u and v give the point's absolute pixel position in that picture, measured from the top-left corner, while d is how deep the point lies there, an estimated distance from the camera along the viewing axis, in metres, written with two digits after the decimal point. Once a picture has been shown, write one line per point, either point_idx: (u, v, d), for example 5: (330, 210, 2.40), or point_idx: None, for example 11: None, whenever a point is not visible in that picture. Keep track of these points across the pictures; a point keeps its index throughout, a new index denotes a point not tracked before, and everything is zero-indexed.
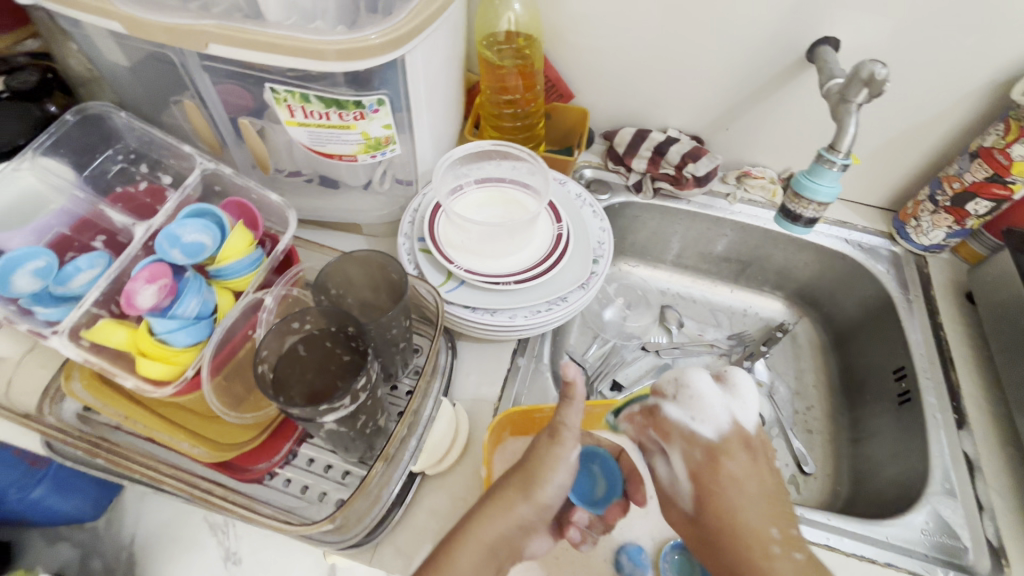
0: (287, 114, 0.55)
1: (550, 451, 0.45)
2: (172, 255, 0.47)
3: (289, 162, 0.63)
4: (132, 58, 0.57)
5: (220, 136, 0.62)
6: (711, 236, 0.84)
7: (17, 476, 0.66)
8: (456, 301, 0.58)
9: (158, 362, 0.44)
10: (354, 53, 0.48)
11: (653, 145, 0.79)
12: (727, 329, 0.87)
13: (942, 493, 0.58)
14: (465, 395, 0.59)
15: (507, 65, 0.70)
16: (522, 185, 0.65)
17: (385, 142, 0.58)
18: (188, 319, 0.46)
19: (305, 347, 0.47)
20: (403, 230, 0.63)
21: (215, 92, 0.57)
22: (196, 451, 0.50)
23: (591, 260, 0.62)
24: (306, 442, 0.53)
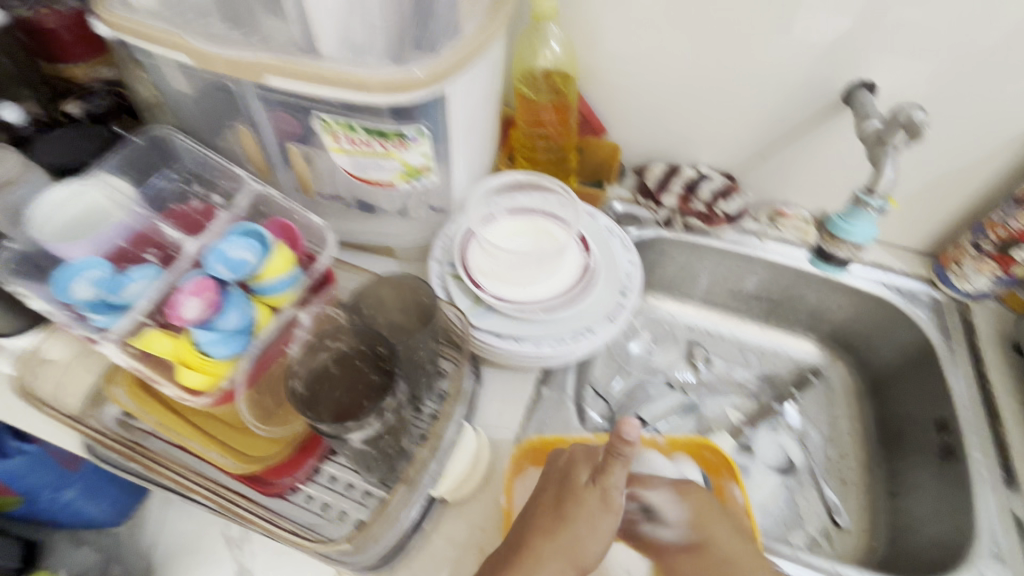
0: (333, 141, 0.58)
1: (600, 516, 0.45)
2: (216, 270, 0.49)
3: (330, 186, 0.66)
4: (195, 87, 0.61)
5: (268, 160, 0.66)
6: (742, 273, 0.83)
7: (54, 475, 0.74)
8: (483, 326, 0.59)
9: (196, 372, 0.46)
10: (400, 87, 0.51)
11: (685, 183, 0.79)
12: (756, 369, 0.84)
13: (990, 558, 0.55)
14: (487, 422, 0.59)
15: (543, 100, 0.72)
16: (553, 215, 0.66)
17: (423, 170, 0.61)
18: (229, 331, 0.47)
19: (336, 367, 0.48)
20: (434, 255, 0.65)
21: (267, 119, 0.60)
22: (224, 463, 0.51)
23: (618, 292, 0.62)
24: (329, 460, 0.54)
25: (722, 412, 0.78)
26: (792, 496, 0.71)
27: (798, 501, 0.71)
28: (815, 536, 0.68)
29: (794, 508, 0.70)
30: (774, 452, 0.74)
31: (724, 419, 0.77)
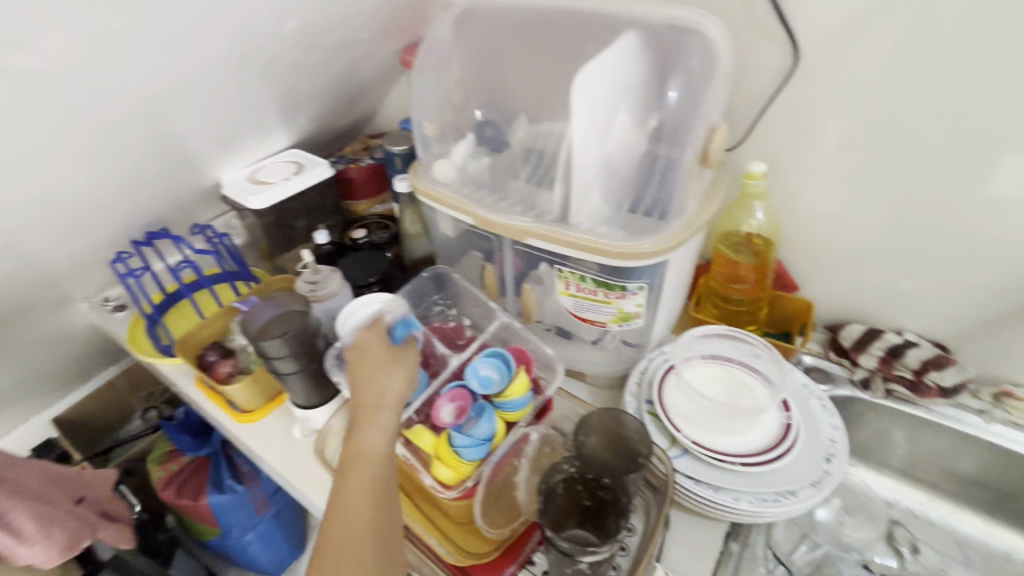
0: (563, 285, 0.71)
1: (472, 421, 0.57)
2: (471, 384, 0.61)
3: (546, 314, 0.78)
4: (459, 232, 0.79)
5: (499, 289, 0.80)
6: (959, 452, 0.75)
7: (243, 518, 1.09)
8: (681, 469, 0.61)
9: (449, 468, 0.56)
10: (629, 254, 0.62)
11: (887, 346, 0.78)
12: (980, 572, 0.73)
13: None
14: (676, 566, 0.60)
15: (744, 260, 0.78)
16: (751, 368, 0.70)
17: (633, 315, 0.70)
18: (479, 439, 0.56)
19: (562, 488, 0.55)
20: (631, 390, 0.70)
21: (510, 261, 0.76)
22: (442, 549, 0.59)
23: (823, 458, 0.61)
24: (525, 570, 0.58)
25: None
26: None
27: None
28: None
29: None
30: None
31: None
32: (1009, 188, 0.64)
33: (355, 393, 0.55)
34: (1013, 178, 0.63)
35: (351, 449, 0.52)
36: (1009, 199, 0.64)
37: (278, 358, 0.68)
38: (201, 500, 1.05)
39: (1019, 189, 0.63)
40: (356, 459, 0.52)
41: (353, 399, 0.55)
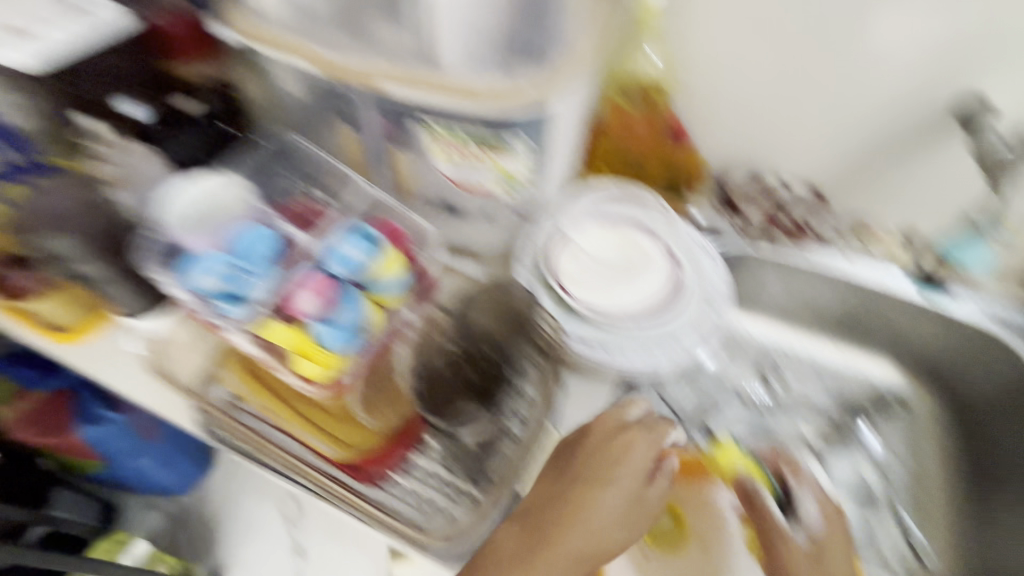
0: (438, 148, 0.60)
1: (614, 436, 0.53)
2: (332, 269, 0.52)
3: (424, 190, 0.68)
4: (304, 89, 0.64)
5: (365, 160, 0.68)
6: (822, 292, 0.81)
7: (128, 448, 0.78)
8: (574, 334, 0.61)
9: (310, 361, 0.49)
10: (514, 101, 0.54)
11: (772, 199, 0.81)
12: (830, 390, 0.79)
13: None
14: (569, 428, 0.61)
15: (636, 112, 0.73)
16: (642, 227, 0.66)
17: (520, 179, 0.62)
18: (344, 327, 0.50)
19: (446, 366, 0.52)
20: (518, 259, 0.65)
21: (372, 123, 0.62)
22: (324, 448, 0.54)
23: (706, 307, 0.63)
24: (418, 453, 0.56)
25: (797, 431, 0.75)
26: (871, 529, 0.68)
27: (876, 535, 0.68)
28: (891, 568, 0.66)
29: (871, 539, 0.67)
30: (851, 473, 0.72)
31: (800, 439, 0.74)
32: (887, 34, 0.65)
33: (385, 384, 0.53)
34: (892, 23, 0.64)
35: (374, 397, 0.53)
36: (887, 41, 0.66)
37: (64, 255, 0.58)
38: (71, 436, 0.78)
39: (902, 31, 0.65)
40: (382, 404, 0.54)
41: (376, 377, 0.53)
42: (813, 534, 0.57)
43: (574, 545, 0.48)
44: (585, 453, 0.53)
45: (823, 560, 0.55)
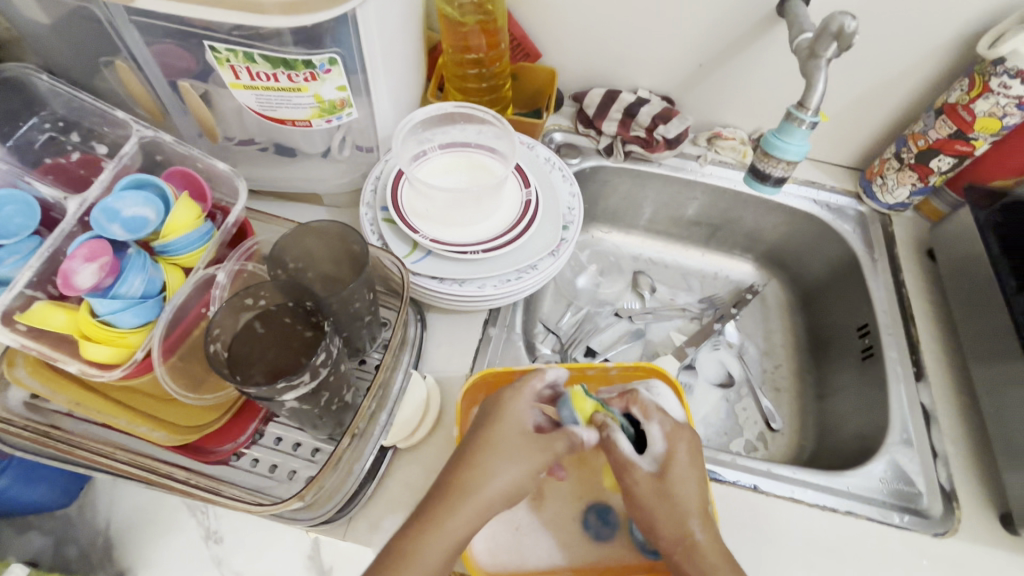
0: (232, 75, 0.51)
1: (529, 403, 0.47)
2: (110, 231, 0.44)
3: (238, 129, 0.59)
4: (53, 15, 0.51)
5: (160, 102, 0.57)
6: (682, 199, 0.84)
7: None
8: (422, 272, 0.56)
9: (102, 345, 0.42)
10: (298, 6, 0.44)
11: (623, 107, 0.77)
12: (698, 293, 0.87)
13: (900, 444, 0.60)
14: (435, 367, 0.59)
15: (470, 21, 0.66)
16: (489, 150, 0.63)
17: (341, 105, 0.55)
18: (133, 298, 0.43)
19: (262, 325, 0.45)
20: (365, 200, 0.61)
21: (150, 52, 0.52)
22: (156, 435, 0.48)
23: (561, 226, 0.61)
24: (273, 421, 0.52)
25: (667, 335, 0.80)
26: (732, 408, 0.75)
27: (737, 412, 0.75)
28: (752, 441, 0.73)
29: (733, 419, 0.74)
30: (716, 368, 0.77)
31: (669, 341, 0.80)
32: None
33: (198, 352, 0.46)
34: None
35: (186, 372, 0.46)
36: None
37: None
38: None
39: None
40: (201, 379, 0.47)
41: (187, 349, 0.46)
42: (656, 455, 0.47)
43: (491, 499, 0.42)
44: (516, 425, 0.45)
45: (670, 489, 0.45)
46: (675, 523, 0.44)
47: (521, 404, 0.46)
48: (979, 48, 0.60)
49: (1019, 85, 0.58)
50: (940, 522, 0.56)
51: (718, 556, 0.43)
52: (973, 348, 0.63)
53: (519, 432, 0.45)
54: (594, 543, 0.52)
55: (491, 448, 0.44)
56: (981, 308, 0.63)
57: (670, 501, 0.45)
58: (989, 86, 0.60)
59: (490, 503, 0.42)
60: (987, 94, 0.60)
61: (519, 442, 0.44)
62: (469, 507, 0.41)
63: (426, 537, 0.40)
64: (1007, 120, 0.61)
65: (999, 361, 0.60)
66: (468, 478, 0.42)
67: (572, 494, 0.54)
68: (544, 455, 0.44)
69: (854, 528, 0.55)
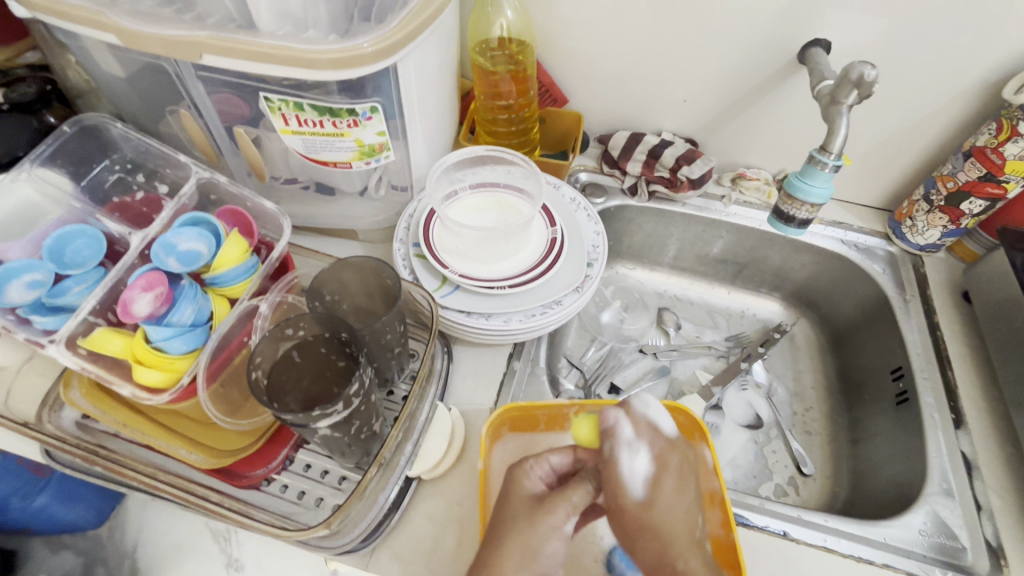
0: (282, 122, 0.56)
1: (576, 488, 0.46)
2: (167, 264, 0.48)
3: (285, 170, 0.64)
4: (129, 70, 0.57)
5: (216, 146, 0.62)
6: (708, 238, 0.84)
7: (19, 484, 0.61)
8: (451, 305, 0.59)
9: (154, 370, 0.45)
10: (346, 61, 0.49)
11: (647, 149, 0.80)
12: (724, 331, 0.87)
13: (939, 494, 0.58)
14: (460, 400, 0.60)
15: (501, 70, 0.70)
16: (517, 190, 0.66)
17: (379, 149, 0.59)
18: (184, 326, 0.46)
19: (299, 354, 0.47)
20: (398, 236, 0.64)
21: (210, 101, 0.57)
22: (194, 458, 0.50)
23: (585, 263, 0.62)
24: (303, 448, 0.54)
25: (692, 373, 0.80)
26: (760, 450, 0.73)
27: (766, 455, 0.73)
28: (782, 486, 0.71)
29: (763, 462, 0.72)
30: (744, 410, 0.76)
31: (694, 380, 0.79)
32: None
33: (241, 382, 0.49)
34: None
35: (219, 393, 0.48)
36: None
37: None
38: None
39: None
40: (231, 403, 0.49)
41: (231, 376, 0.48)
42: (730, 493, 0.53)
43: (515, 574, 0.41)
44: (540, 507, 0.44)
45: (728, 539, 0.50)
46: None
47: (529, 473, 0.48)
48: (1005, 94, 0.61)
49: None
50: None
51: None
52: (1014, 395, 0.61)
53: (530, 502, 0.45)
54: None
55: (515, 519, 0.44)
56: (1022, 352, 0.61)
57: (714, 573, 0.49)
58: (1017, 131, 0.60)
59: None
60: (1016, 138, 0.60)
61: (533, 510, 0.44)
62: None
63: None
64: None
65: None
66: (495, 546, 0.43)
67: (595, 533, 0.54)
68: (564, 513, 0.45)
69: None
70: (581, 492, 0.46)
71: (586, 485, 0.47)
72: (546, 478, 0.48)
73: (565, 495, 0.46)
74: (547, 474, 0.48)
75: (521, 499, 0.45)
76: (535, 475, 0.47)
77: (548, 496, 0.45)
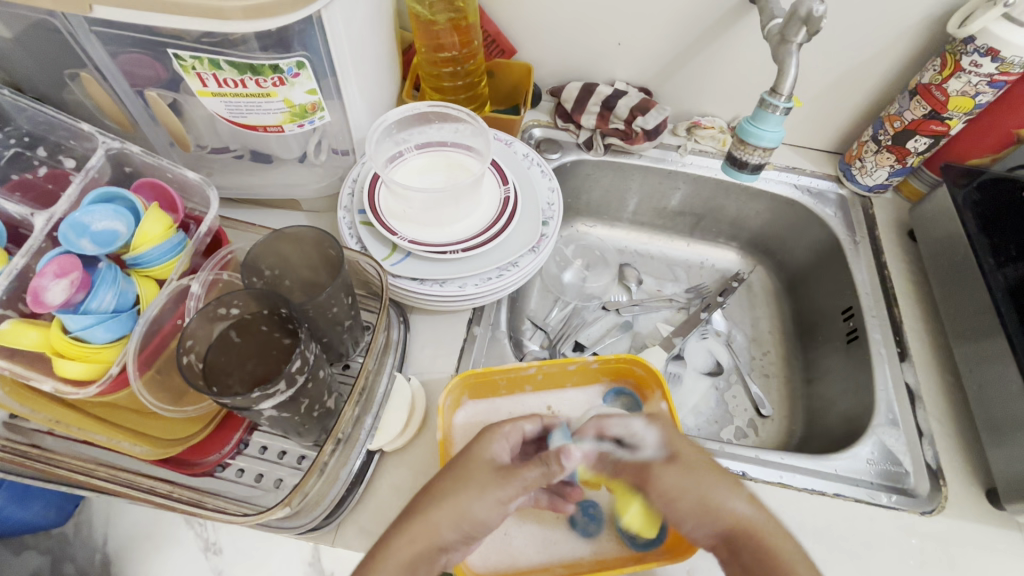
0: (199, 83, 0.50)
1: (488, 475, 0.44)
2: (80, 246, 0.44)
3: (211, 138, 0.58)
4: (15, 29, 0.50)
5: (130, 114, 0.57)
6: (665, 190, 0.83)
7: None
8: (403, 274, 0.56)
9: (77, 362, 0.42)
10: (261, 10, 0.44)
11: (601, 100, 0.77)
12: (685, 283, 0.87)
13: (886, 424, 0.61)
14: (421, 369, 0.59)
15: (441, 19, 0.66)
16: (465, 148, 0.63)
17: (312, 109, 0.54)
18: (106, 313, 0.43)
19: (239, 334, 0.44)
20: (342, 203, 0.61)
21: (115, 63, 0.51)
22: (138, 450, 0.47)
23: (540, 222, 0.61)
24: (257, 430, 0.52)
25: (654, 326, 0.80)
26: (721, 396, 0.75)
27: (726, 400, 0.75)
28: (742, 428, 0.73)
29: (723, 407, 0.74)
30: (704, 357, 0.77)
31: (656, 333, 0.79)
32: None
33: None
34: None
35: None
36: None
37: None
38: None
39: None
40: None
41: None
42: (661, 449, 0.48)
43: (442, 529, 0.41)
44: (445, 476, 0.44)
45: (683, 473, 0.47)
46: (714, 504, 0.45)
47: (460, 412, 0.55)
48: (950, 28, 0.61)
49: (989, 63, 0.58)
50: (928, 500, 0.56)
51: (766, 522, 0.45)
52: (954, 327, 0.64)
53: (491, 469, 0.44)
54: (581, 541, 0.52)
55: (466, 482, 0.43)
56: (963, 286, 0.63)
57: (694, 506, 0.45)
58: (960, 66, 0.60)
59: (438, 528, 0.41)
60: (959, 73, 0.60)
61: (488, 480, 0.43)
62: (421, 534, 0.41)
63: (391, 548, 0.41)
64: (980, 98, 0.62)
65: (979, 337, 0.60)
66: (428, 502, 0.43)
67: (554, 513, 0.53)
68: (514, 491, 0.44)
69: (842, 510, 0.55)
70: (537, 473, 0.45)
71: (546, 464, 0.46)
72: (512, 447, 0.47)
73: (524, 471, 0.45)
74: (516, 446, 0.47)
75: (476, 468, 0.44)
76: (504, 446, 0.46)
77: (510, 470, 0.44)
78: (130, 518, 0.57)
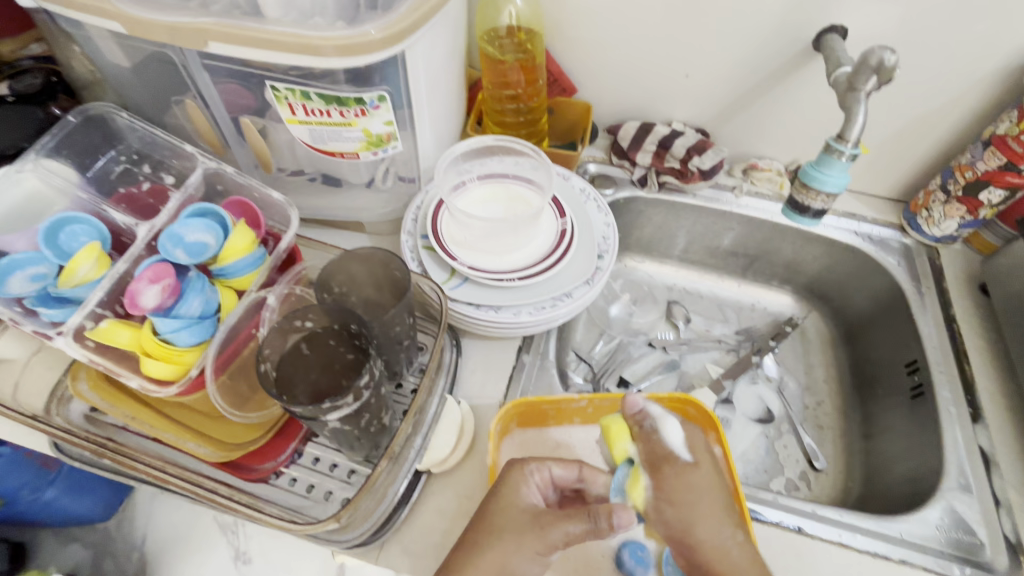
0: (289, 111, 0.55)
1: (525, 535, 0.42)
2: (175, 256, 0.48)
3: (291, 161, 0.63)
4: (134, 60, 0.56)
5: (222, 136, 0.62)
6: (718, 230, 0.83)
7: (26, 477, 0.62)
8: (460, 298, 0.58)
9: (162, 362, 0.45)
10: (354, 48, 0.47)
11: (658, 139, 0.78)
12: (734, 325, 0.85)
13: (958, 489, 0.57)
14: (470, 393, 0.59)
15: (509, 59, 0.69)
16: (525, 180, 0.65)
17: (387, 139, 0.58)
18: (191, 318, 0.46)
19: (309, 346, 0.46)
20: (406, 228, 0.63)
21: (216, 91, 0.56)
22: (202, 451, 0.49)
23: (595, 255, 0.61)
24: (312, 441, 0.53)
25: (703, 367, 0.78)
26: (771, 445, 0.72)
27: (777, 450, 0.72)
28: (793, 481, 0.70)
29: (774, 456, 0.71)
30: (754, 403, 0.75)
31: (704, 374, 0.78)
32: None
33: None
34: None
35: None
36: None
37: None
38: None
39: None
40: None
41: None
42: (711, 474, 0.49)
43: None
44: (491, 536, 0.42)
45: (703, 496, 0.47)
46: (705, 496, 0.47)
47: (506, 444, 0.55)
48: None
49: None
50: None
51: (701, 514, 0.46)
52: None
53: (525, 518, 0.43)
54: None
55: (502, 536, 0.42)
56: None
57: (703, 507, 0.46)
58: None
59: None
60: None
61: (524, 534, 0.42)
62: None
63: None
64: None
65: None
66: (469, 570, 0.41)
67: (598, 553, 0.52)
68: (554, 541, 0.42)
69: None
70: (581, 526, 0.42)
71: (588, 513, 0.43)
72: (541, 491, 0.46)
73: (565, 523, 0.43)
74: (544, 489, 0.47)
75: (517, 520, 0.43)
76: (534, 489, 0.45)
77: (545, 518, 0.43)
78: (179, 518, 0.59)
